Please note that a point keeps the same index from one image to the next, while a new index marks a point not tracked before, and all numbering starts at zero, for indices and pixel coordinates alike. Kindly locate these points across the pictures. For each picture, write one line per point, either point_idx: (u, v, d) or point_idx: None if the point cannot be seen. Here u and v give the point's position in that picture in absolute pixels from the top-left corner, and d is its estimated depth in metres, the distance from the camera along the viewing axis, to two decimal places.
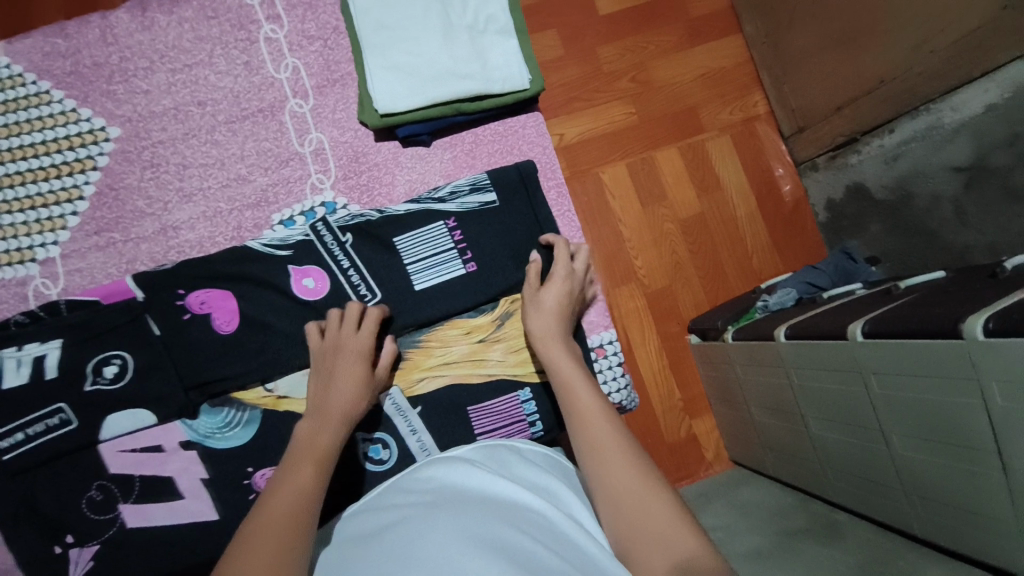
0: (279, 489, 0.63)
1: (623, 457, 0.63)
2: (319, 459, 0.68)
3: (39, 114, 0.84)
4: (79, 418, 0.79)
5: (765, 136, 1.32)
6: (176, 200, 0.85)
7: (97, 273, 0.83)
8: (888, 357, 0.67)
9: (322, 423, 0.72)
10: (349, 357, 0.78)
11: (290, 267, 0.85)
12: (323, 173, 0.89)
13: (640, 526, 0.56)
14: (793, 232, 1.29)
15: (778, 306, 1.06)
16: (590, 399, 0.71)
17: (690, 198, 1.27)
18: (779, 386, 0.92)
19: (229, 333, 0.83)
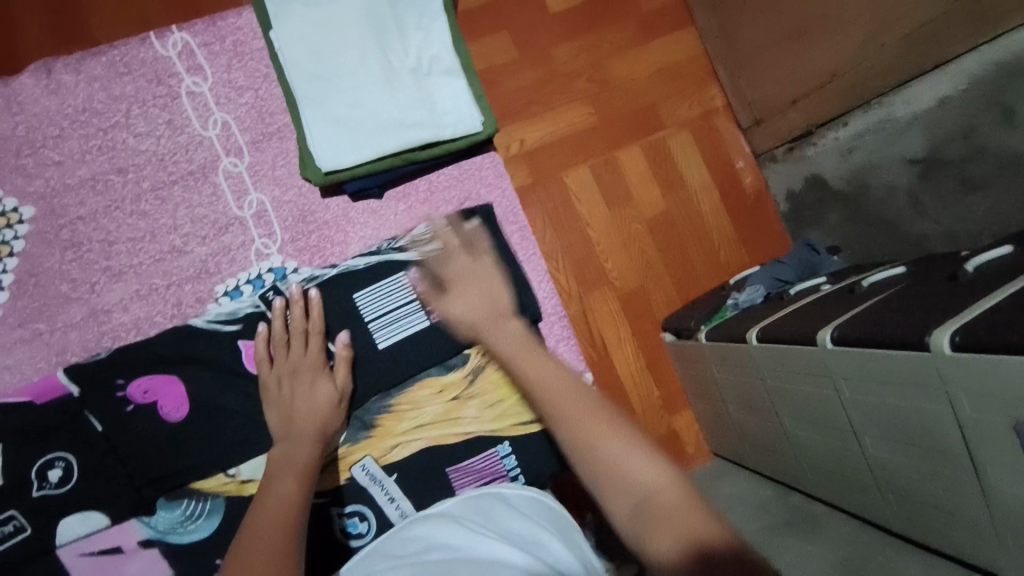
0: (264, 506, 0.60)
1: (571, 394, 0.51)
2: (303, 473, 0.66)
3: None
4: (34, 524, 0.74)
5: (727, 131, 1.17)
6: (105, 281, 0.78)
7: (27, 370, 0.76)
8: (855, 365, 0.62)
9: (295, 444, 0.70)
10: (303, 373, 0.75)
11: (241, 343, 0.78)
12: (267, 237, 0.83)
13: (597, 467, 0.46)
14: (757, 227, 1.16)
15: (748, 303, 0.97)
16: (505, 330, 0.60)
17: (656, 196, 1.13)
18: (749, 385, 0.84)
19: (179, 420, 0.77)
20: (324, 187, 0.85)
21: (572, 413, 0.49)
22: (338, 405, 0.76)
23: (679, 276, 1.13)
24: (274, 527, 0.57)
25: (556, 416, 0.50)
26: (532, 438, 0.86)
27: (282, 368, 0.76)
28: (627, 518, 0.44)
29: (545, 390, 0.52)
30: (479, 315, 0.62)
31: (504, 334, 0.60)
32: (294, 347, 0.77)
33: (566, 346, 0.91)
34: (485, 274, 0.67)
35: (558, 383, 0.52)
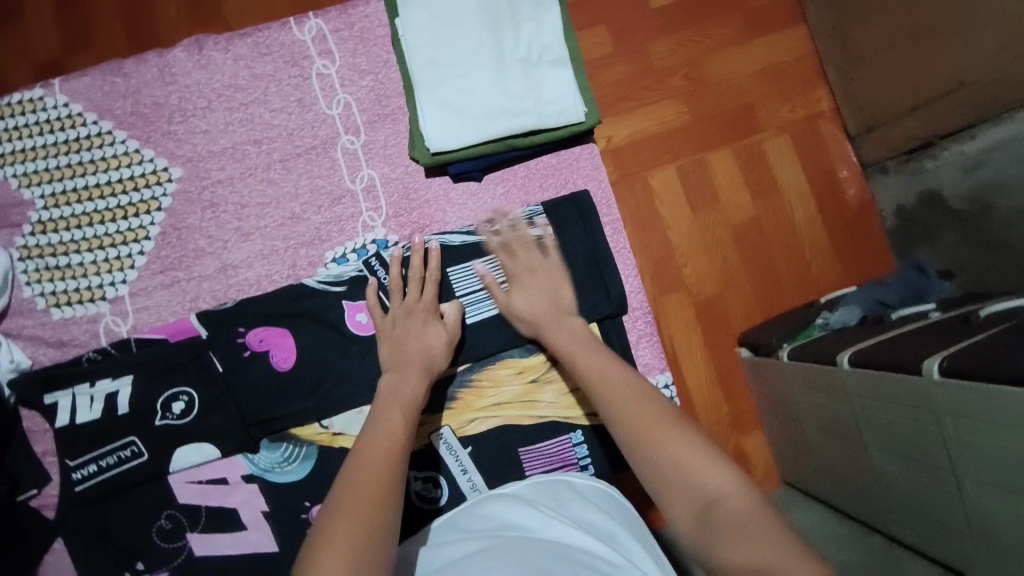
0: (364, 449, 0.62)
1: (641, 408, 0.60)
2: (405, 411, 0.69)
3: (103, 156, 0.86)
4: (150, 451, 0.82)
5: (831, 136, 1.09)
6: (235, 239, 0.87)
7: (164, 311, 0.86)
8: (968, 400, 0.55)
9: (402, 379, 0.74)
10: (417, 318, 0.80)
11: (345, 303, 0.86)
12: (374, 211, 0.89)
13: (656, 471, 0.55)
14: (858, 243, 1.07)
15: (840, 324, 0.90)
16: (599, 359, 0.70)
17: (745, 202, 1.08)
18: (837, 412, 0.78)
19: (286, 370, 0.85)
20: (428, 166, 0.89)
21: (652, 427, 0.58)
22: (449, 345, 0.80)
23: (761, 287, 1.07)
24: (373, 476, 0.58)
25: (641, 426, 0.58)
26: (606, 430, 0.87)
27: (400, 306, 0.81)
28: (690, 522, 0.51)
29: (633, 405, 0.61)
30: (568, 330, 0.76)
31: (595, 359, 0.70)
32: (410, 288, 0.82)
33: (648, 345, 0.89)
34: (546, 280, 0.82)
35: (645, 404, 0.61)
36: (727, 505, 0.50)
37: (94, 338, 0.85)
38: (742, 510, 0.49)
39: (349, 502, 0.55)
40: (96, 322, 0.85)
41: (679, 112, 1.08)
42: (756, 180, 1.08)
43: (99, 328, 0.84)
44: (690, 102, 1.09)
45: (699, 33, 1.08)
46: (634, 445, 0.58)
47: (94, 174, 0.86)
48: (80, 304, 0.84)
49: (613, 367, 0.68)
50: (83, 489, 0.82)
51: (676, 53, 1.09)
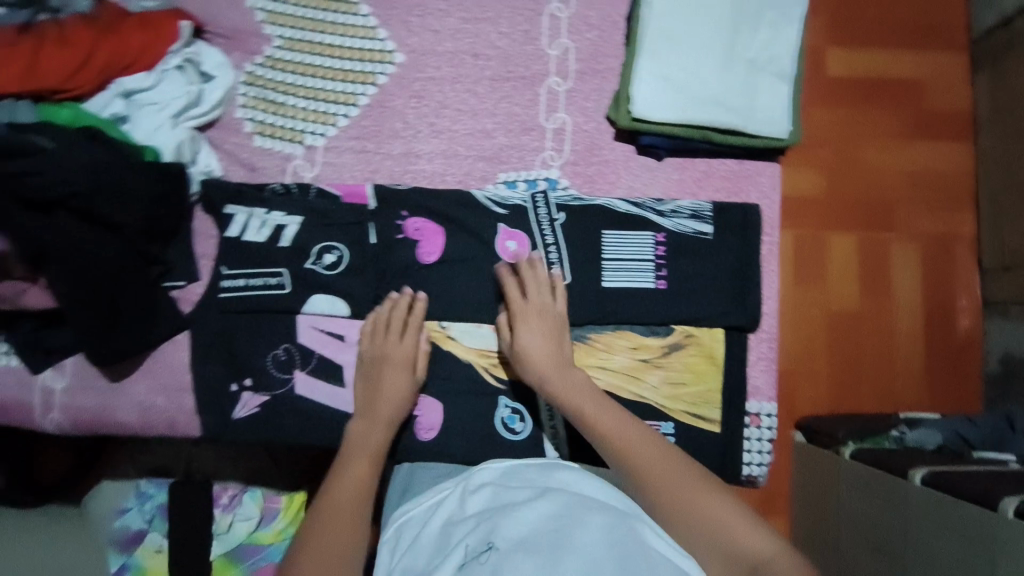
0: (333, 498, 0.79)
1: (681, 473, 0.72)
2: (371, 460, 0.83)
3: (342, 21, 0.93)
4: (292, 287, 0.90)
5: (959, 257, 1.34)
6: (426, 132, 0.93)
7: (346, 172, 0.93)
8: (1016, 539, 0.71)
9: (369, 427, 0.85)
10: (393, 366, 0.86)
11: (501, 226, 0.91)
12: (556, 152, 0.93)
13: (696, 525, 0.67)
14: (948, 363, 1.32)
15: (915, 442, 1.10)
16: (617, 416, 0.78)
17: (858, 293, 1.31)
18: (885, 526, 0.97)
19: (429, 264, 0.91)
20: (618, 130, 0.93)
21: (689, 491, 0.70)
22: (411, 398, 0.87)
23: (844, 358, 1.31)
24: (341, 530, 0.76)
25: (683, 499, 0.69)
26: (695, 431, 0.88)
27: (375, 330, 0.89)
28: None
29: (668, 474, 0.71)
30: (575, 384, 0.82)
31: (613, 422, 0.77)
32: (533, 295, 0.87)
33: (763, 369, 0.89)
34: (552, 325, 0.86)
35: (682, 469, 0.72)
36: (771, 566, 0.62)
37: (281, 173, 0.93)
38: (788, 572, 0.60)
39: (323, 519, 0.77)
40: (287, 161, 0.93)
41: (820, 185, 1.32)
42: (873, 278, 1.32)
43: (288, 167, 0.93)
44: (832, 178, 1.32)
45: (863, 127, 1.32)
46: (681, 509, 0.68)
47: (333, 35, 0.93)
48: (280, 141, 0.92)
49: (631, 427, 0.77)
50: (226, 297, 0.89)
51: (836, 131, 1.32)
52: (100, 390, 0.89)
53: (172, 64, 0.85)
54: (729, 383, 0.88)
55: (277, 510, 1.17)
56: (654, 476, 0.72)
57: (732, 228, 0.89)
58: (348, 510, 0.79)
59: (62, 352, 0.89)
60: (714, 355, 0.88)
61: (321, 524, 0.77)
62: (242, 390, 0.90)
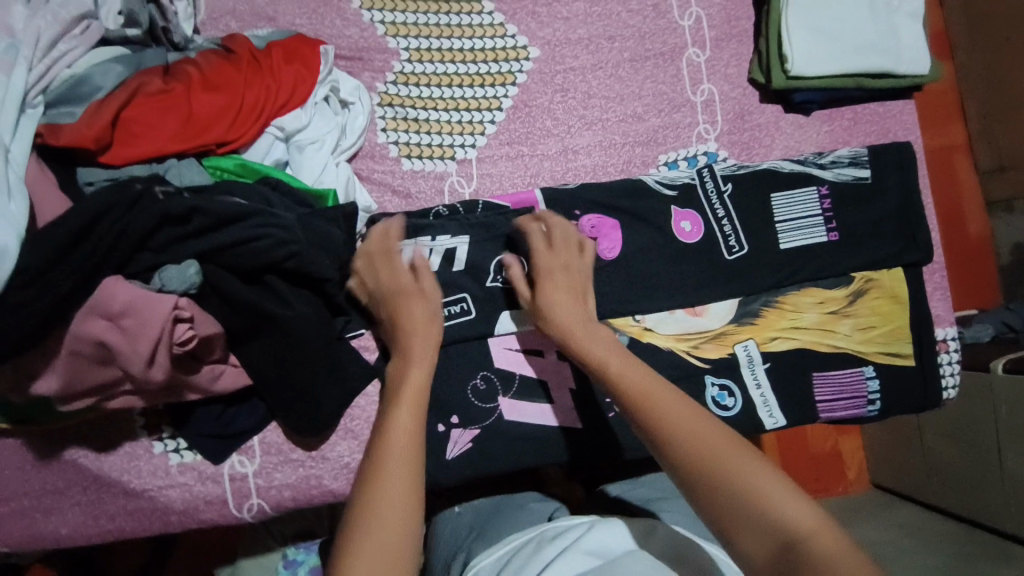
0: (383, 451, 0.59)
1: (705, 433, 0.57)
2: (417, 403, 0.63)
3: (468, 23, 0.88)
4: (477, 310, 0.85)
5: (960, 165, 1.54)
6: (578, 126, 0.90)
7: (505, 180, 0.88)
8: None
9: (410, 362, 0.67)
10: (396, 296, 0.71)
11: (674, 207, 0.89)
12: (710, 124, 0.92)
13: (729, 499, 0.53)
14: (969, 262, 1.53)
15: (973, 338, 1.39)
16: (625, 360, 0.66)
17: None
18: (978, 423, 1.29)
19: (611, 260, 0.88)
20: (764, 92, 0.93)
21: (711, 444, 0.56)
22: (431, 314, 0.71)
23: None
24: (399, 499, 0.56)
25: (706, 460, 0.56)
26: (897, 369, 0.91)
27: (370, 262, 0.73)
28: (764, 565, 0.50)
29: (688, 428, 0.58)
30: (584, 334, 0.71)
31: (630, 367, 0.65)
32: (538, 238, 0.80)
33: (941, 297, 0.94)
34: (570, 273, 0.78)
35: (705, 427, 0.58)
36: (812, 547, 0.49)
37: (438, 194, 0.87)
38: (832, 553, 0.48)
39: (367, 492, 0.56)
40: (442, 179, 0.87)
41: None
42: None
43: (444, 186, 0.87)
44: None
45: None
46: (701, 472, 0.55)
47: (460, 39, 0.88)
48: (430, 160, 0.86)
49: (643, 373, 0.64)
50: None
51: None
52: (298, 462, 0.81)
53: (321, 96, 0.78)
54: (916, 316, 0.91)
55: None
56: (671, 430, 0.58)
57: (891, 168, 0.92)
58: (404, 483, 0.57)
59: (248, 432, 0.79)
60: (897, 295, 0.92)
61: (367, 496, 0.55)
62: (451, 429, 0.85)
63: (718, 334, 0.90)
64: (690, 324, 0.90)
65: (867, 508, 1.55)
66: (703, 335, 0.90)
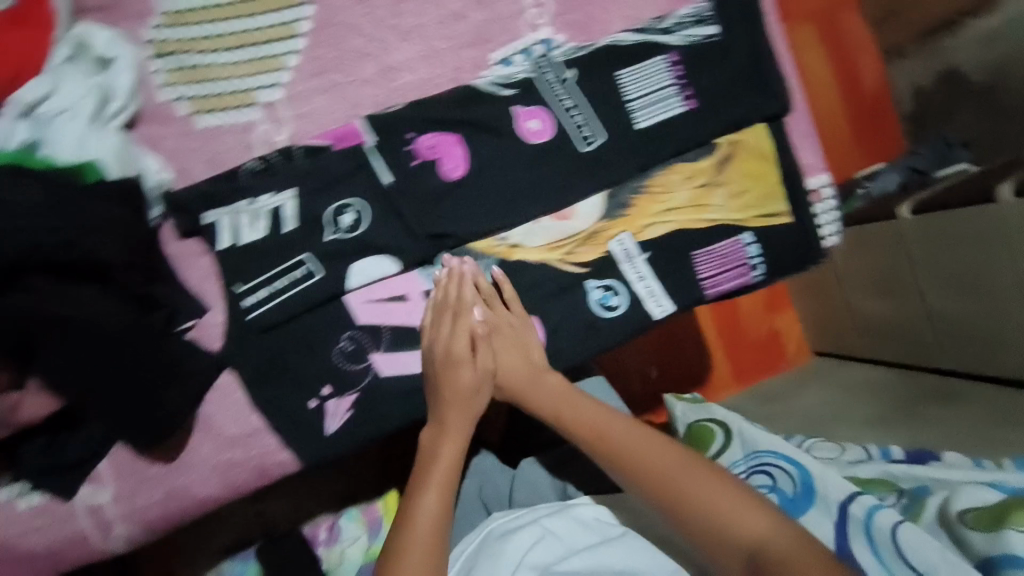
0: (413, 529, 0.71)
1: (662, 456, 0.72)
2: (443, 488, 0.75)
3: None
4: (326, 269, 0.77)
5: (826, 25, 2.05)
6: (393, 39, 0.78)
7: (323, 118, 0.78)
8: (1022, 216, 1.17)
9: (442, 437, 0.78)
10: (453, 365, 0.78)
11: (516, 108, 0.81)
12: (539, 8, 0.82)
13: (697, 521, 0.67)
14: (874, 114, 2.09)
15: (879, 190, 1.78)
16: (605, 415, 0.77)
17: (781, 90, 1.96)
18: (895, 264, 1.53)
19: (456, 180, 0.80)
20: None
21: (686, 478, 0.69)
22: (479, 386, 0.81)
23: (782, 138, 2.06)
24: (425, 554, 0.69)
25: (682, 493, 0.68)
26: (774, 229, 0.89)
27: (439, 314, 0.80)
28: (738, 570, 0.63)
29: (666, 469, 0.70)
30: (551, 394, 0.80)
31: (613, 422, 0.76)
32: (472, 298, 0.80)
33: (806, 145, 0.91)
34: (512, 334, 0.82)
35: (663, 452, 0.72)
36: (768, 549, 0.62)
37: (248, 149, 0.76)
38: (787, 549, 0.62)
39: (409, 547, 0.69)
40: (251, 132, 0.76)
41: None
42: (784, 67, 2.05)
43: (254, 139, 0.76)
44: None
45: None
46: (671, 500, 0.69)
47: None
48: (229, 112, 0.76)
49: (625, 424, 0.76)
50: (255, 316, 0.76)
51: None
52: (158, 478, 0.77)
53: (63, 57, 0.72)
54: (783, 172, 0.89)
55: (381, 517, 1.12)
56: (641, 466, 0.72)
57: (738, 19, 0.86)
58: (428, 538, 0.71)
59: (96, 452, 0.75)
60: (762, 152, 0.89)
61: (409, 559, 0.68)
62: (325, 402, 0.79)
63: (590, 234, 0.85)
64: (559, 229, 0.85)
65: (808, 373, 1.86)
66: (574, 238, 0.85)
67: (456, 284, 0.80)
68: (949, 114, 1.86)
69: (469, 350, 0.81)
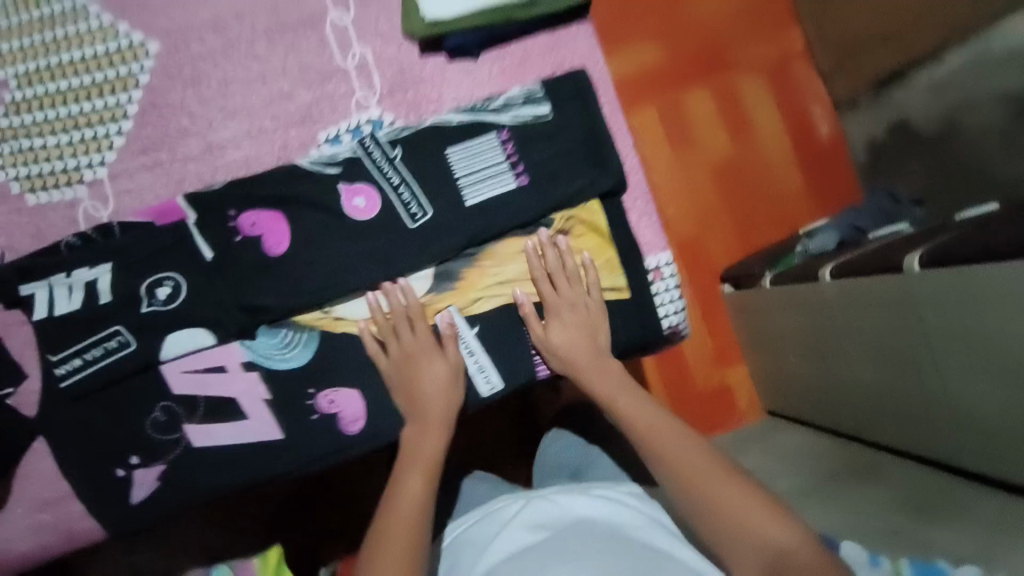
0: (388, 514, 0.74)
1: (703, 457, 0.75)
2: (427, 473, 0.78)
3: (76, 34, 0.82)
4: (137, 340, 0.79)
5: (788, 76, 2.05)
6: (220, 118, 0.82)
7: (147, 194, 0.82)
8: (933, 290, 1.11)
9: (422, 434, 0.81)
10: (420, 360, 0.82)
11: (341, 185, 0.83)
12: (368, 89, 0.85)
13: (727, 523, 0.70)
14: (831, 167, 2.05)
15: (816, 248, 1.71)
16: (647, 411, 0.81)
17: (722, 146, 2.02)
18: (819, 327, 1.52)
19: (279, 256, 0.81)
20: (421, 44, 0.86)
21: (720, 484, 0.72)
22: (457, 375, 0.84)
23: (735, 185, 2.01)
24: (402, 540, 0.71)
25: (713, 496, 0.72)
26: (611, 306, 0.88)
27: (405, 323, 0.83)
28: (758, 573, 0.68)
29: (700, 485, 0.73)
30: (606, 381, 0.84)
31: (653, 417, 0.80)
32: (564, 286, 0.85)
33: (648, 222, 0.92)
34: (586, 319, 0.86)
35: (698, 453, 0.75)
36: (797, 558, 0.65)
37: (73, 223, 0.82)
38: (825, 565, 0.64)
39: (389, 533, 0.72)
40: (75, 207, 0.82)
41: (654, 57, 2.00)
42: (733, 116, 2.02)
43: (78, 214, 0.82)
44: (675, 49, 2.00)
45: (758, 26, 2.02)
46: (696, 497, 0.72)
47: (68, 51, 0.81)
48: (58, 189, 0.82)
49: (671, 425, 0.79)
50: (67, 386, 0.79)
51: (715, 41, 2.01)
52: None
53: None
54: (620, 247, 0.89)
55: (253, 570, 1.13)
56: (675, 463, 0.75)
57: (569, 99, 0.87)
58: (413, 523, 0.73)
59: None
60: (602, 228, 0.88)
61: (386, 546, 0.71)
62: (132, 472, 0.80)
63: (417, 307, 0.85)
64: (385, 303, 0.84)
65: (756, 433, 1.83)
66: (401, 311, 0.85)
67: (552, 267, 0.86)
68: (901, 166, 1.82)
69: (530, 330, 0.86)
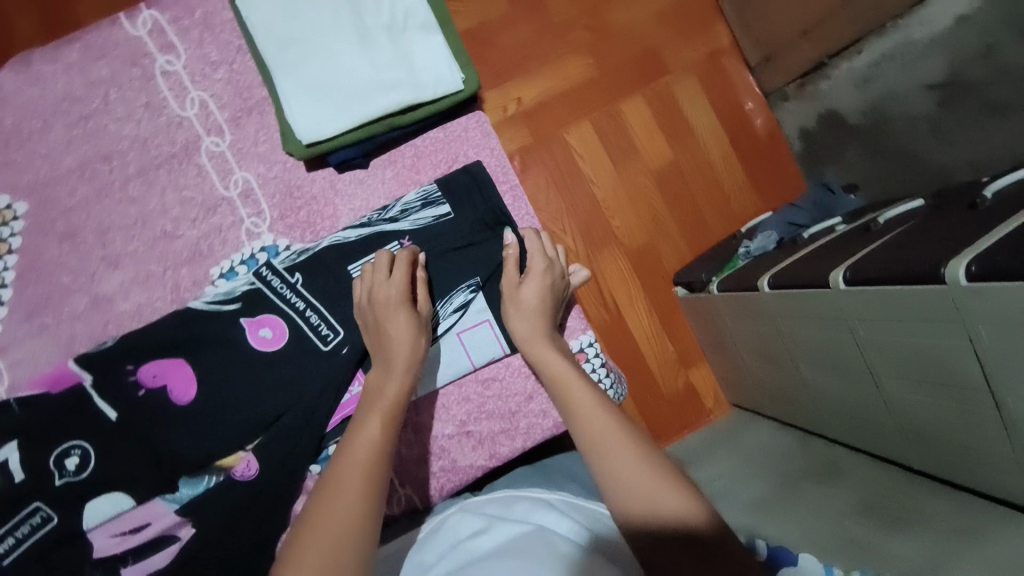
0: (341, 467, 0.63)
1: (628, 443, 0.61)
2: (388, 417, 0.68)
3: None
4: (60, 512, 0.76)
5: (733, 65, 1.51)
6: (103, 269, 0.81)
7: (41, 362, 0.80)
8: (860, 300, 0.81)
9: (388, 378, 0.72)
10: (384, 303, 0.75)
11: (242, 320, 0.80)
12: (256, 216, 0.83)
13: (646, 503, 0.56)
14: (768, 159, 1.51)
15: (760, 249, 1.25)
16: (625, 447, 0.60)
17: (665, 145, 1.49)
18: (769, 335, 1.10)
19: (188, 404, 0.78)
20: (307, 161, 0.85)
21: (641, 463, 0.59)
22: (422, 329, 0.76)
23: (691, 186, 1.50)
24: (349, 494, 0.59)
25: (634, 478, 0.58)
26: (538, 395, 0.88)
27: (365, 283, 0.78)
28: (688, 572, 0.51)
29: (638, 477, 0.58)
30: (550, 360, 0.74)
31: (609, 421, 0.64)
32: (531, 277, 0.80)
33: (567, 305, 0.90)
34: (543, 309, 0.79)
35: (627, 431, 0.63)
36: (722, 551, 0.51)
37: None
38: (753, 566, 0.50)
39: (322, 501, 0.59)
40: None
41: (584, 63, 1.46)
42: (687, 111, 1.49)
43: None
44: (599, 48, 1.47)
45: None
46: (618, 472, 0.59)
47: None
48: None
49: (626, 435, 0.62)
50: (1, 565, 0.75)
51: None
52: None
53: None
54: None
55: None
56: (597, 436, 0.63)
57: (464, 194, 0.85)
58: (358, 476, 0.61)
59: None
60: None
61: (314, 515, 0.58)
62: None
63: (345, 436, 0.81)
64: None
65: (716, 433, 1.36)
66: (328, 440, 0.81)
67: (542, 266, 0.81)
68: (838, 153, 1.34)
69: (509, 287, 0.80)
